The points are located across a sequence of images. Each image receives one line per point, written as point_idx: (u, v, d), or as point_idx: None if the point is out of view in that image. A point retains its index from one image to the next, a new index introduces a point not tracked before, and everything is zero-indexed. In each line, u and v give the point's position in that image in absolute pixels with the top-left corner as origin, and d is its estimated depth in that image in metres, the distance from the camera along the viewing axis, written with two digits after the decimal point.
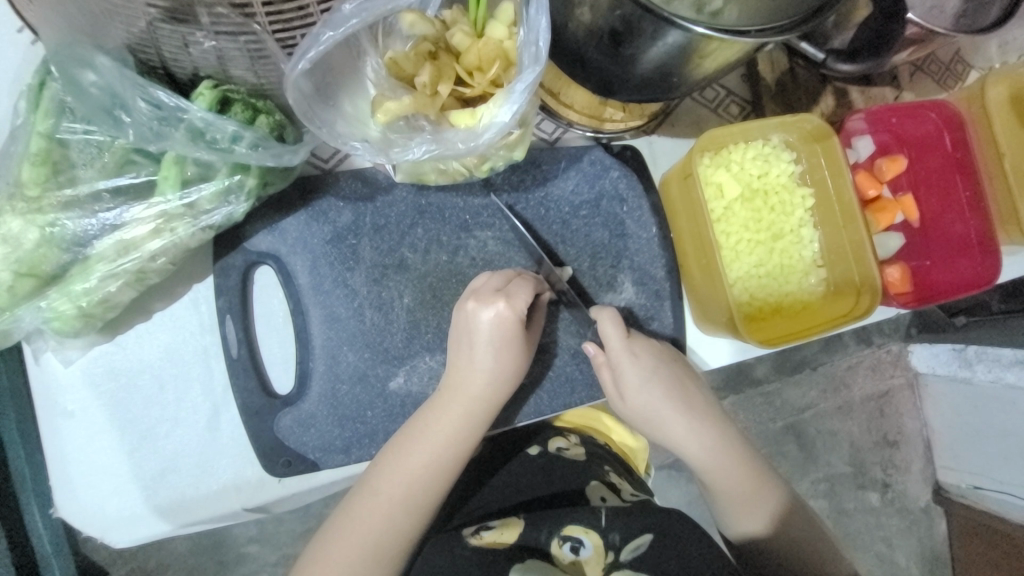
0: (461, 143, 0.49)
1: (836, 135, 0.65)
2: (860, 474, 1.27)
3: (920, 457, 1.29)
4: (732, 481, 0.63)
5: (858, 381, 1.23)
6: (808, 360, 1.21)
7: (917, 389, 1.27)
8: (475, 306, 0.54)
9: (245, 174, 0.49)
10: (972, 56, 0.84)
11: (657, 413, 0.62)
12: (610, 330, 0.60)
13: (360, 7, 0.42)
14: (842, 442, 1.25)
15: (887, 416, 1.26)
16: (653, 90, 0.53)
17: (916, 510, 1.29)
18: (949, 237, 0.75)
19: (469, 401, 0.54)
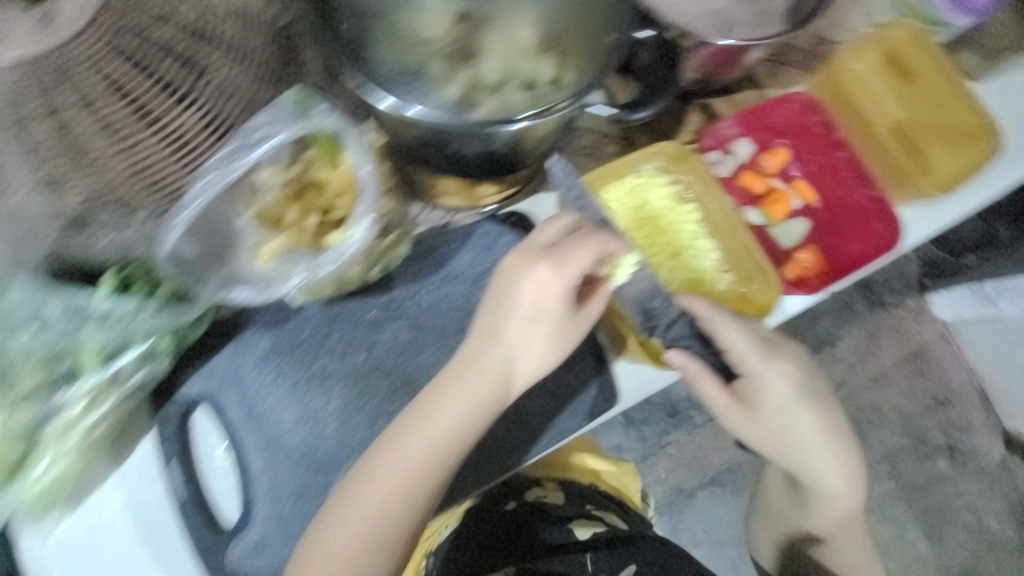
0: (331, 264, 0.55)
1: (695, 153, 0.72)
2: (921, 444, 1.42)
3: (980, 410, 1.44)
4: (782, 428, 0.73)
5: (884, 348, 1.41)
6: (821, 342, 1.40)
7: (951, 339, 1.43)
8: (541, 268, 0.57)
9: (158, 337, 0.56)
10: (835, 34, 0.88)
11: (783, 416, 0.72)
12: (710, 310, 0.66)
13: (206, 187, 0.49)
14: (889, 415, 1.41)
15: (929, 375, 1.43)
16: (490, 169, 0.66)
17: (991, 466, 1.43)
18: (851, 206, 0.77)
19: (438, 396, 0.58)
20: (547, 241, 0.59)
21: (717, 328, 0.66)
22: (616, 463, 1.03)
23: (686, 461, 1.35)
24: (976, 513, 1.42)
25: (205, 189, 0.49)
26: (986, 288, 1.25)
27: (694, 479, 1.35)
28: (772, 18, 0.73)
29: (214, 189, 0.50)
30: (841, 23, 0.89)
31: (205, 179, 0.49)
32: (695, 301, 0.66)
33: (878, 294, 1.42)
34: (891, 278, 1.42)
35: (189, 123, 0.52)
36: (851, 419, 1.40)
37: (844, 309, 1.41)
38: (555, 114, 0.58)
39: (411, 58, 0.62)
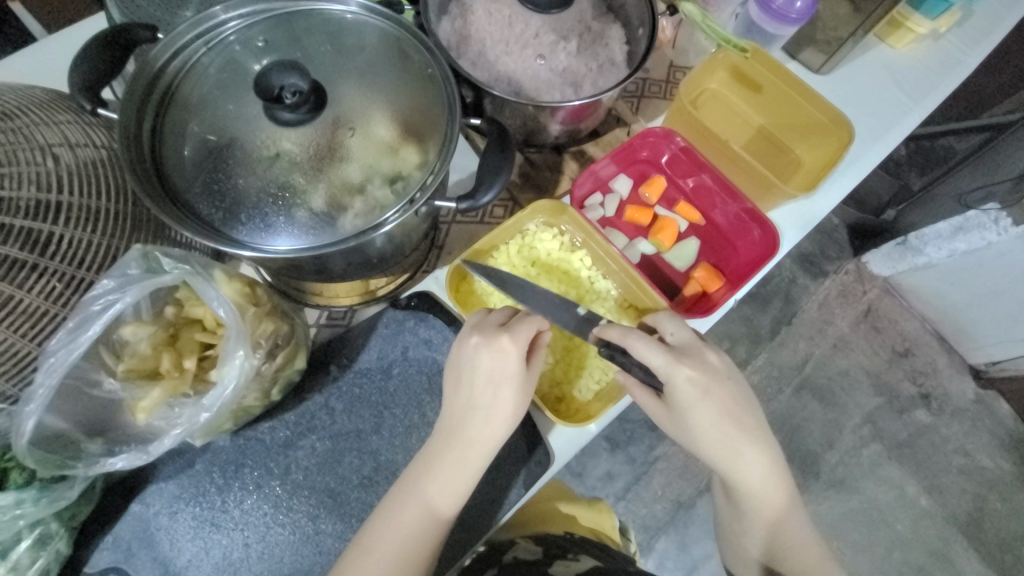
0: (212, 407, 0.53)
1: (569, 206, 0.74)
2: (895, 399, 1.44)
3: (942, 351, 1.48)
4: (705, 446, 0.67)
5: (837, 314, 1.47)
6: (770, 326, 1.46)
7: (895, 292, 1.49)
8: (477, 341, 0.60)
9: (46, 522, 0.54)
10: (685, 61, 0.96)
11: (709, 431, 0.66)
12: (642, 344, 0.63)
13: (52, 368, 0.48)
14: (857, 377, 1.45)
15: (883, 330, 1.48)
16: (372, 266, 0.65)
17: (969, 404, 1.45)
18: (730, 220, 0.81)
19: (420, 485, 0.58)
20: (498, 320, 0.63)
21: (629, 343, 0.64)
22: (594, 508, 1.01)
23: (679, 471, 1.34)
24: (970, 457, 1.42)
25: (52, 369, 0.48)
26: (911, 240, 1.30)
27: (690, 489, 1.33)
28: (616, 65, 0.78)
29: (61, 369, 0.48)
30: (689, 49, 0.95)
31: (50, 361, 0.48)
32: (609, 329, 0.65)
33: (819, 265, 1.50)
34: (824, 246, 1.51)
35: (40, 300, 0.52)
36: (823, 388, 1.44)
37: (791, 283, 1.48)
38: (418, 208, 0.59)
39: (277, 175, 0.58)
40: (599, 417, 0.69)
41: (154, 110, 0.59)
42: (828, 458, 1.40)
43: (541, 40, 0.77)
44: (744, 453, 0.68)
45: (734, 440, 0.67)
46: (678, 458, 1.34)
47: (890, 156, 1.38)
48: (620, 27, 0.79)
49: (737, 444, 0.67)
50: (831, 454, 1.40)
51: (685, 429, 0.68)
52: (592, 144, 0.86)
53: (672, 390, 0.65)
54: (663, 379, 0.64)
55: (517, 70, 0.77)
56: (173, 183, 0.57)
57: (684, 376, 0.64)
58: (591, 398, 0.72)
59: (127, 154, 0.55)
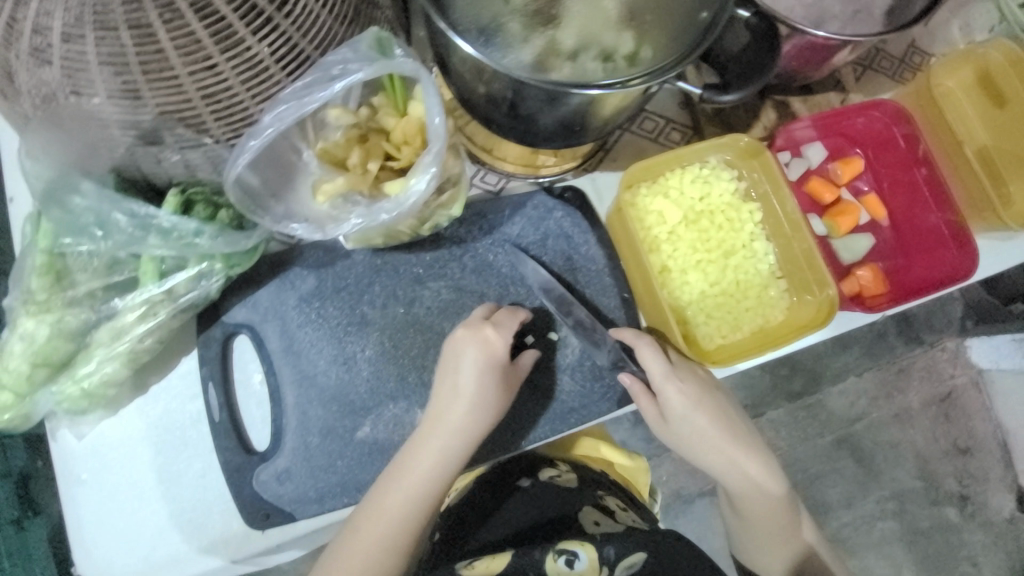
0: (389, 212, 0.54)
1: (767, 150, 0.68)
2: (933, 488, 1.37)
3: (1001, 463, 1.39)
4: (714, 458, 0.67)
5: (911, 386, 1.36)
6: (850, 368, 1.35)
7: (984, 386, 1.38)
8: (466, 333, 0.60)
9: (213, 259, 0.57)
10: (928, 45, 0.84)
11: (699, 439, 0.66)
12: (651, 357, 0.63)
13: (275, 118, 0.48)
14: (904, 453, 1.36)
15: (953, 420, 1.37)
16: (562, 139, 0.61)
17: (1000, 521, 1.38)
18: (922, 230, 0.73)
19: (429, 454, 0.58)
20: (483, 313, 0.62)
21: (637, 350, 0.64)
22: (630, 456, 0.95)
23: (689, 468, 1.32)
24: (976, 566, 1.38)
25: (282, 116, 0.48)
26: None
27: (694, 488, 1.32)
28: (872, 20, 0.69)
29: (289, 120, 0.49)
30: (935, 39, 0.84)
31: (282, 108, 0.48)
32: (621, 331, 0.65)
33: (916, 331, 1.36)
34: (931, 317, 1.36)
35: (266, 53, 0.49)
36: (865, 451, 1.35)
37: (879, 339, 1.35)
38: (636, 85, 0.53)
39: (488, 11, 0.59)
40: (722, 365, 0.66)
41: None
42: (839, 514, 1.35)
43: None
44: (741, 459, 0.67)
45: (732, 451, 0.67)
46: None
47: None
48: None
49: (729, 451, 0.67)
50: (843, 512, 1.35)
51: (683, 441, 0.67)
52: (800, 100, 0.78)
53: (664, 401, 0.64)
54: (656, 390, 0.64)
55: None
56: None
57: (675, 389, 0.63)
58: (716, 348, 0.69)
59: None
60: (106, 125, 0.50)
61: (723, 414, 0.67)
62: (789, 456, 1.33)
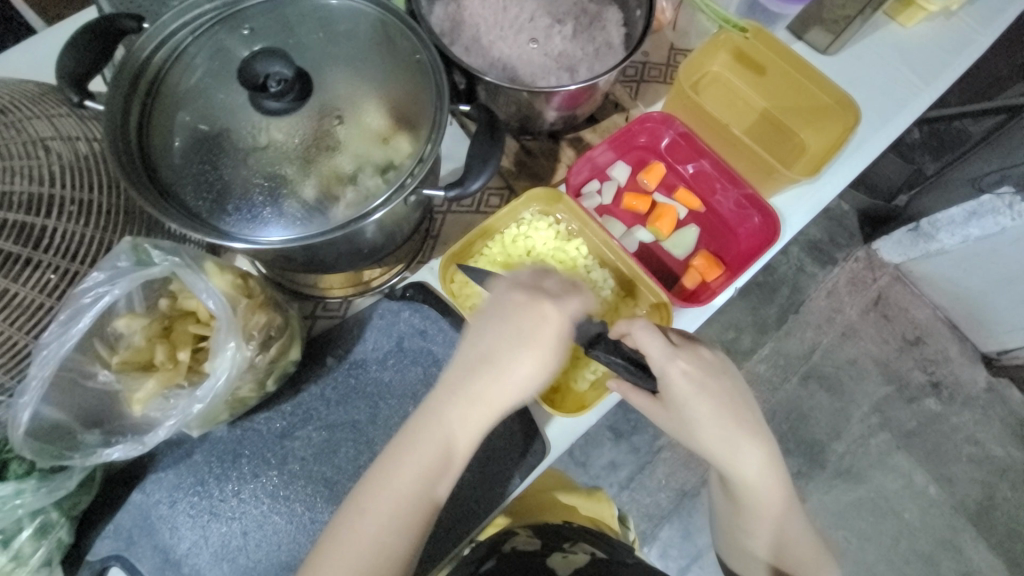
0: (200, 400, 0.53)
1: (565, 194, 0.74)
2: (904, 388, 1.39)
3: (954, 339, 1.43)
4: (729, 447, 0.63)
5: (844, 302, 1.41)
6: (788, 309, 1.41)
7: (905, 279, 1.43)
8: (521, 295, 0.59)
9: (47, 511, 0.55)
10: (685, 43, 0.92)
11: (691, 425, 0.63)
12: (649, 340, 0.61)
13: (43, 363, 0.49)
14: (865, 367, 1.39)
15: (893, 318, 1.42)
16: (371, 254, 0.65)
17: (981, 393, 1.39)
18: (728, 209, 0.80)
19: (435, 441, 0.56)
20: (550, 287, 0.61)
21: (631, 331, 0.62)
22: (589, 495, 0.92)
23: (683, 461, 1.32)
24: (979, 445, 1.37)
25: (45, 361, 0.49)
26: (923, 226, 1.26)
27: (695, 478, 1.31)
28: (613, 48, 0.76)
29: (55, 360, 0.49)
30: (691, 31, 0.92)
31: (44, 353, 0.49)
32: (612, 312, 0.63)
33: (827, 253, 1.44)
34: (833, 234, 1.45)
35: (33, 293, 0.52)
36: (831, 378, 1.39)
37: (799, 272, 1.42)
38: (403, 197, 0.57)
39: (265, 167, 0.57)
40: (593, 407, 0.69)
41: (140, 108, 0.58)
42: (835, 447, 1.35)
43: (536, 24, 0.76)
44: (742, 446, 0.63)
45: (733, 438, 0.63)
46: (681, 448, 1.31)
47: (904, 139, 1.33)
48: (618, 9, 0.77)
49: (731, 439, 0.63)
50: (838, 444, 1.35)
51: (682, 426, 0.64)
52: (590, 130, 0.85)
53: (666, 384, 0.62)
54: (658, 372, 0.62)
55: (512, 55, 0.76)
56: (165, 174, 0.56)
57: (680, 372, 0.61)
58: (587, 389, 0.72)
59: (114, 148, 0.54)
60: None
61: (733, 395, 0.64)
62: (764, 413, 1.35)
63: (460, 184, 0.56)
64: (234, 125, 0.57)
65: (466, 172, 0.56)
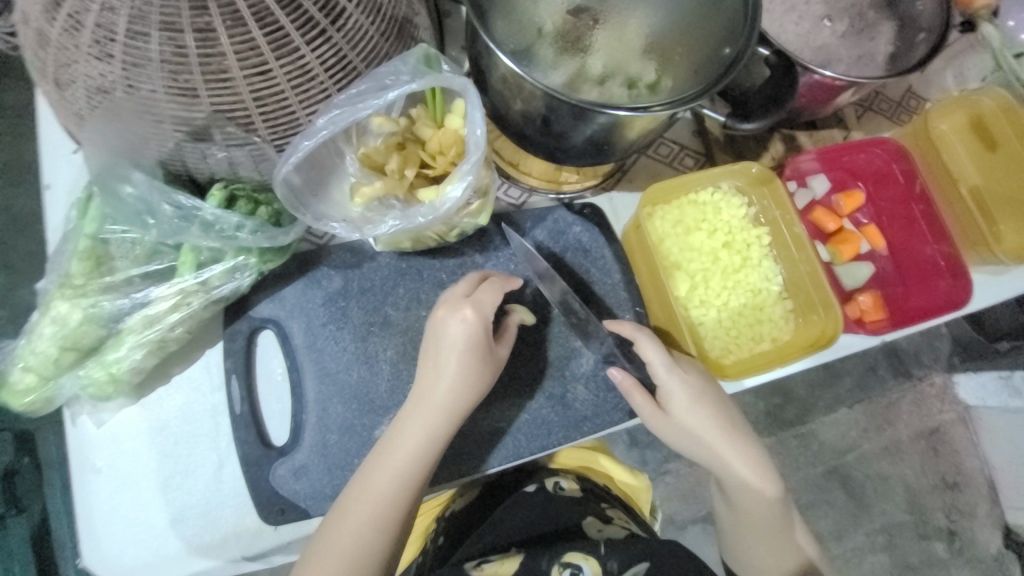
0: (423, 216, 0.57)
1: (778, 177, 0.72)
2: (922, 523, 1.33)
3: (986, 499, 1.36)
4: (711, 443, 0.65)
5: (900, 418, 1.34)
6: (844, 399, 1.34)
7: (970, 423, 1.36)
8: (444, 312, 0.59)
9: (249, 254, 0.59)
10: (924, 92, 0.87)
11: (703, 435, 0.65)
12: (651, 350, 0.63)
13: (329, 121, 0.52)
14: (894, 487, 1.33)
15: (942, 455, 1.35)
16: (592, 156, 0.64)
17: (987, 558, 1.34)
18: (919, 261, 0.78)
19: (392, 452, 0.57)
20: (464, 291, 0.61)
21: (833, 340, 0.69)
22: (633, 473, 0.90)
23: (682, 493, 1.23)
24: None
25: (335, 120, 0.51)
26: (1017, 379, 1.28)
27: (687, 513, 1.23)
28: (875, 62, 0.73)
29: (341, 124, 0.52)
30: (936, 82, 0.87)
31: (336, 111, 0.51)
32: (621, 323, 0.65)
33: (906, 365, 1.35)
34: (919, 350, 1.35)
35: (315, 62, 0.54)
36: (856, 484, 1.33)
37: (869, 373, 1.34)
38: (660, 112, 0.56)
39: (520, 41, 0.63)
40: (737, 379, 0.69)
41: None
42: (831, 547, 1.31)
43: (812, 8, 0.75)
44: (734, 446, 0.66)
45: (710, 441, 0.65)
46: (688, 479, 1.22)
47: None
48: (898, 27, 0.74)
49: (723, 436, 0.65)
50: (835, 545, 1.31)
51: (688, 434, 0.65)
52: (805, 135, 0.83)
53: (664, 393, 0.64)
54: (659, 381, 0.64)
55: (773, 30, 0.74)
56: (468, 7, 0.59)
57: (679, 380, 0.63)
58: (723, 364, 0.70)
59: None
60: (161, 120, 0.54)
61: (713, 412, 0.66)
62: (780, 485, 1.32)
63: (738, 119, 0.63)
64: (529, 10, 0.64)
65: (752, 110, 0.63)
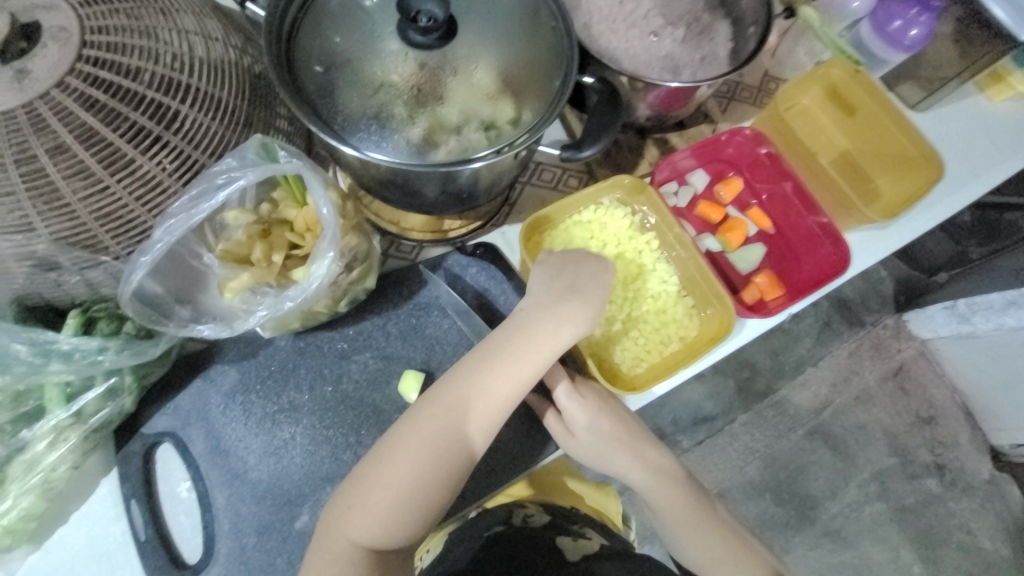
0: (293, 299, 0.56)
1: (649, 184, 0.75)
2: (910, 463, 1.36)
3: (965, 425, 1.40)
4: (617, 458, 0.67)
5: (866, 367, 1.37)
6: (808, 358, 1.37)
7: (930, 355, 1.39)
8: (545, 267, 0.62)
9: (121, 373, 0.58)
10: (780, 72, 0.92)
11: (609, 451, 0.66)
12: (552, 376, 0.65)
13: (166, 231, 0.52)
14: (873, 434, 1.36)
15: (910, 393, 1.38)
16: (459, 203, 0.67)
17: (981, 484, 1.38)
18: (804, 232, 0.82)
19: (474, 419, 0.55)
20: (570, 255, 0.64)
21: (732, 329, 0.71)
22: (598, 488, 0.92)
23: None
24: (970, 534, 1.35)
25: (171, 229, 0.53)
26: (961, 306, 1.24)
27: None
28: (719, 59, 0.77)
29: (179, 231, 0.53)
30: (787, 61, 0.92)
31: (171, 221, 0.53)
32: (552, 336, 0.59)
33: (857, 314, 1.39)
34: (866, 297, 1.39)
35: (156, 169, 0.54)
36: (837, 438, 1.35)
37: (827, 328, 1.38)
38: (508, 154, 0.59)
39: (376, 104, 0.60)
40: (650, 388, 0.70)
41: (298, 6, 0.61)
42: (829, 506, 1.33)
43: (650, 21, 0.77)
44: (640, 456, 0.67)
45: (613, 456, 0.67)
46: None
47: (952, 221, 1.32)
48: (729, 23, 0.78)
49: (629, 448, 0.67)
50: (832, 504, 1.33)
51: (594, 451, 0.66)
52: (677, 135, 0.87)
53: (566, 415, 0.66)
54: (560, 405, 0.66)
55: (620, 48, 0.76)
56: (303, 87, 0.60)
57: (572, 402, 0.65)
58: (636, 374, 0.72)
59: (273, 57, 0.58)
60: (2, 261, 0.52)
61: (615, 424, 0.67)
62: (766, 457, 1.33)
63: (575, 147, 0.62)
64: (368, 65, 0.60)
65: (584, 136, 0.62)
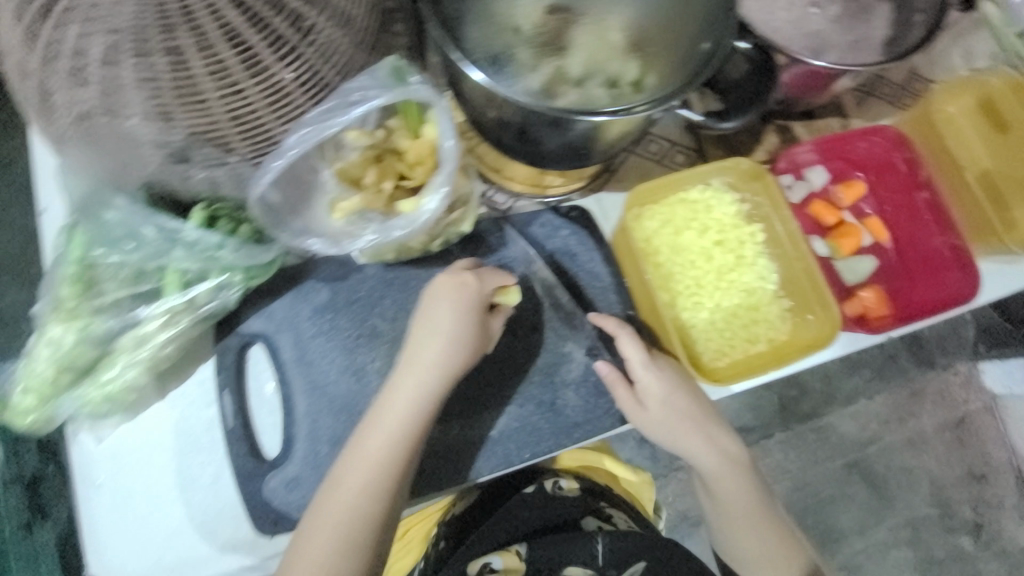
0: (401, 229, 0.57)
1: (768, 171, 0.71)
2: (948, 516, 1.27)
3: (1014, 491, 1.29)
4: (686, 437, 0.66)
5: (924, 412, 1.27)
6: (861, 391, 1.26)
7: (997, 412, 1.29)
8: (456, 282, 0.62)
9: (232, 271, 0.61)
10: (930, 72, 0.82)
11: (679, 429, 0.66)
12: (630, 347, 0.65)
13: (298, 140, 0.53)
14: (920, 479, 1.26)
15: (968, 446, 1.28)
16: (570, 159, 0.65)
17: (1016, 552, 1.28)
18: (926, 252, 0.76)
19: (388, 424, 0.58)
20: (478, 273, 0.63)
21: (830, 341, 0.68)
22: (635, 471, 0.87)
23: None
24: None
25: (305, 138, 0.53)
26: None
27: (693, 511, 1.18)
28: (873, 44, 0.69)
29: (309, 142, 0.53)
30: (943, 61, 0.82)
31: (303, 131, 0.53)
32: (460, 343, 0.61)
33: (927, 352, 1.28)
34: (945, 338, 1.28)
35: (287, 78, 0.54)
36: (878, 477, 1.26)
37: (889, 361, 1.27)
38: (639, 113, 0.55)
39: (501, 44, 0.58)
40: (729, 383, 0.68)
41: None
42: (852, 542, 1.25)
43: None
44: (710, 439, 0.67)
45: (681, 436, 0.66)
46: None
47: None
48: (897, 7, 0.70)
49: (700, 427, 0.66)
50: (857, 540, 1.25)
51: (663, 427, 0.65)
52: (801, 125, 0.80)
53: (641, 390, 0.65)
54: (637, 377, 0.65)
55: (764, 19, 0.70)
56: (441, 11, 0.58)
57: (651, 376, 0.64)
58: (716, 367, 0.70)
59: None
60: (140, 144, 0.54)
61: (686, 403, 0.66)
62: (798, 479, 1.24)
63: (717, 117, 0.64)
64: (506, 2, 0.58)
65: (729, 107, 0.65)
